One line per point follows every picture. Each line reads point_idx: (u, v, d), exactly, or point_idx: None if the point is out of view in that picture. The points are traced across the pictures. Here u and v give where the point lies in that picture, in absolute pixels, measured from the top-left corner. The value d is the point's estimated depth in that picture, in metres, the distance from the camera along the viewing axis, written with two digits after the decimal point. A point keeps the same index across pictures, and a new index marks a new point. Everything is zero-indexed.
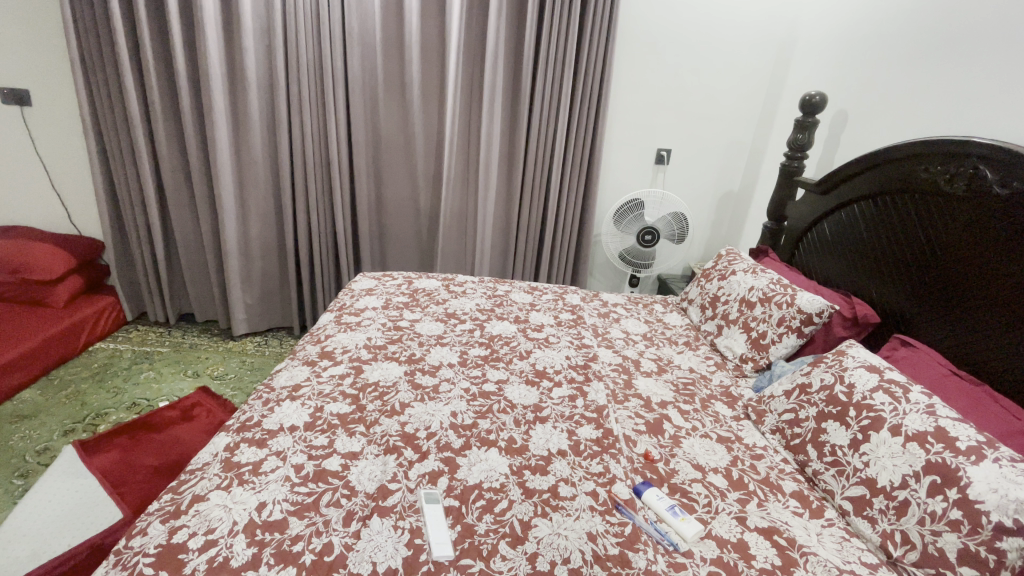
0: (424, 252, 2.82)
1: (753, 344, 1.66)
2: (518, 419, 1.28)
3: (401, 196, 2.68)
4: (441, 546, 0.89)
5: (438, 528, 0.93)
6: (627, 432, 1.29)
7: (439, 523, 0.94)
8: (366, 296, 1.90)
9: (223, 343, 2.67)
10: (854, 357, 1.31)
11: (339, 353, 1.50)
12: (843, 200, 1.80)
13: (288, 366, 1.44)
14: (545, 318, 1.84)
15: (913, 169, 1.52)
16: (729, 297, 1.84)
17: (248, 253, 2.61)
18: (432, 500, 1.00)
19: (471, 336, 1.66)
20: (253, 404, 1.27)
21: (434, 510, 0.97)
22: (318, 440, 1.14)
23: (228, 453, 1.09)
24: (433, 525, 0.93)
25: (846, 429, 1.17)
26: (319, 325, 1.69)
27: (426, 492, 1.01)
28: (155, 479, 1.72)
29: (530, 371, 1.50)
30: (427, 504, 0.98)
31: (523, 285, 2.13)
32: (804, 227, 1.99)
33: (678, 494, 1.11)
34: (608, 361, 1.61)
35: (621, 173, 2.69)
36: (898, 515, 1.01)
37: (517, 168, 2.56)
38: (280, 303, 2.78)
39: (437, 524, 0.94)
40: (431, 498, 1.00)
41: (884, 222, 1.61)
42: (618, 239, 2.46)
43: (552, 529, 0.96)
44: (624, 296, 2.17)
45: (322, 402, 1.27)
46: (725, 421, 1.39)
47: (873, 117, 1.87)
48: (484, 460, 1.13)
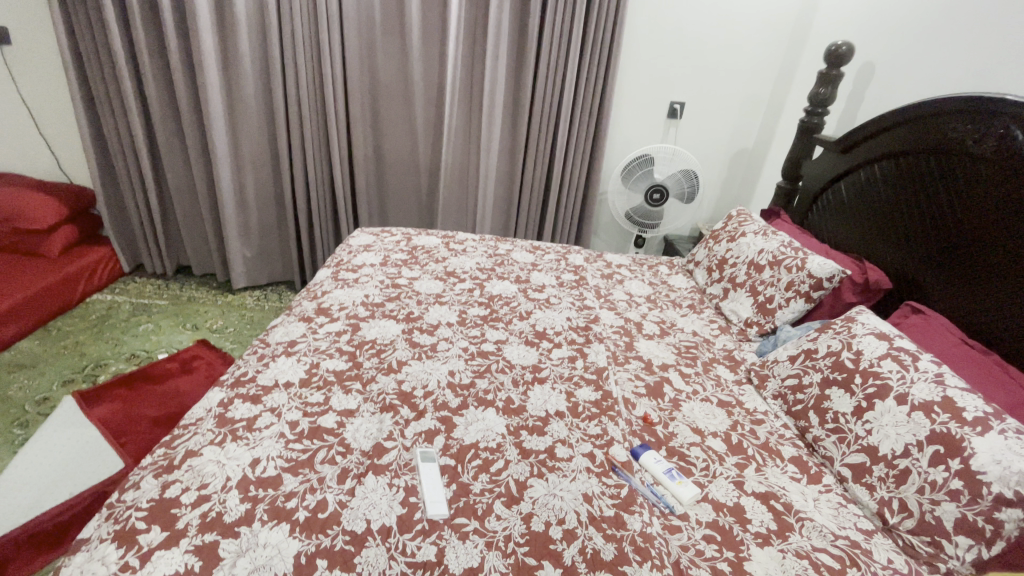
0: (424, 207, 2.75)
1: (760, 308, 1.63)
2: (516, 379, 1.26)
3: (401, 149, 2.58)
4: (436, 504, 0.89)
5: (433, 487, 0.92)
6: (627, 395, 1.28)
7: (434, 482, 0.93)
8: (364, 252, 1.85)
9: (222, 296, 2.65)
10: (864, 323, 1.26)
11: (335, 309, 1.47)
12: (863, 160, 1.71)
13: (283, 323, 1.41)
14: (547, 279, 1.80)
15: (940, 128, 1.43)
16: (737, 259, 1.78)
17: (245, 204, 2.55)
18: (429, 459, 0.99)
19: (470, 295, 1.62)
20: (248, 360, 1.25)
21: (430, 469, 0.96)
22: (313, 397, 1.12)
23: (222, 409, 1.07)
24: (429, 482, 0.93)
25: (851, 397, 1.15)
26: (316, 281, 1.66)
27: (421, 452, 1.00)
28: (156, 428, 1.74)
29: (530, 331, 1.47)
30: (422, 464, 0.97)
31: (526, 244, 2.07)
32: (819, 187, 1.91)
33: (676, 457, 1.10)
34: (610, 323, 1.58)
35: (632, 128, 2.58)
36: (898, 483, 1.00)
37: (522, 121, 2.44)
38: (279, 257, 2.74)
39: (432, 482, 0.93)
40: (427, 457, 0.99)
41: (904, 182, 1.54)
42: (624, 197, 2.39)
43: (548, 490, 0.95)
44: (629, 257, 2.11)
45: (319, 358, 1.26)
46: (726, 384, 1.37)
47: (900, 71, 1.76)
48: (481, 420, 1.12)
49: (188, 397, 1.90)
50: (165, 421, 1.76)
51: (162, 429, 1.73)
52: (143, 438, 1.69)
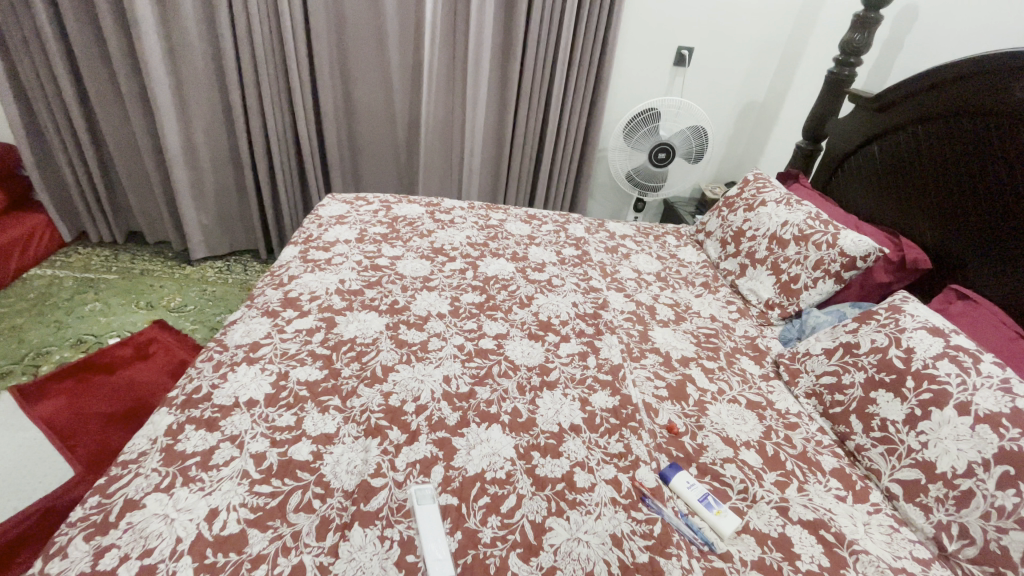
0: (402, 167, 2.47)
1: (783, 289, 1.48)
2: (522, 384, 1.09)
3: (374, 100, 2.26)
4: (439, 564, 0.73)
5: (436, 539, 0.76)
6: (647, 399, 1.12)
7: (434, 532, 0.77)
8: (337, 225, 1.61)
9: (180, 269, 2.38)
10: (913, 316, 1.12)
11: (306, 300, 1.26)
12: (902, 120, 1.52)
13: (244, 319, 1.19)
14: (546, 255, 1.59)
15: (1002, 85, 1.24)
16: (757, 232, 1.61)
17: (197, 164, 2.24)
18: (427, 499, 0.82)
19: (462, 278, 1.42)
20: (202, 370, 1.04)
21: (429, 512, 0.80)
22: (282, 420, 0.94)
23: (171, 440, 0.88)
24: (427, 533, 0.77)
25: (902, 402, 1.01)
26: (282, 263, 1.43)
27: (416, 490, 0.83)
28: (110, 428, 1.53)
29: (533, 322, 1.28)
30: (418, 507, 0.80)
31: (520, 212, 1.85)
32: (847, 149, 1.73)
33: (709, 477, 0.97)
34: (620, 308, 1.41)
35: (634, 77, 2.31)
36: (958, 506, 0.87)
37: (513, 68, 2.15)
38: (241, 223, 2.46)
39: (434, 530, 0.77)
40: (425, 496, 0.82)
41: (952, 148, 1.36)
42: (626, 156, 2.16)
43: (571, 534, 0.81)
44: (633, 226, 1.92)
45: (288, 366, 1.06)
46: (753, 381, 1.23)
47: (952, 15, 1.54)
48: (485, 441, 0.95)
49: (149, 389, 1.67)
50: (121, 419, 1.55)
51: (117, 429, 1.52)
52: (96, 441, 1.48)
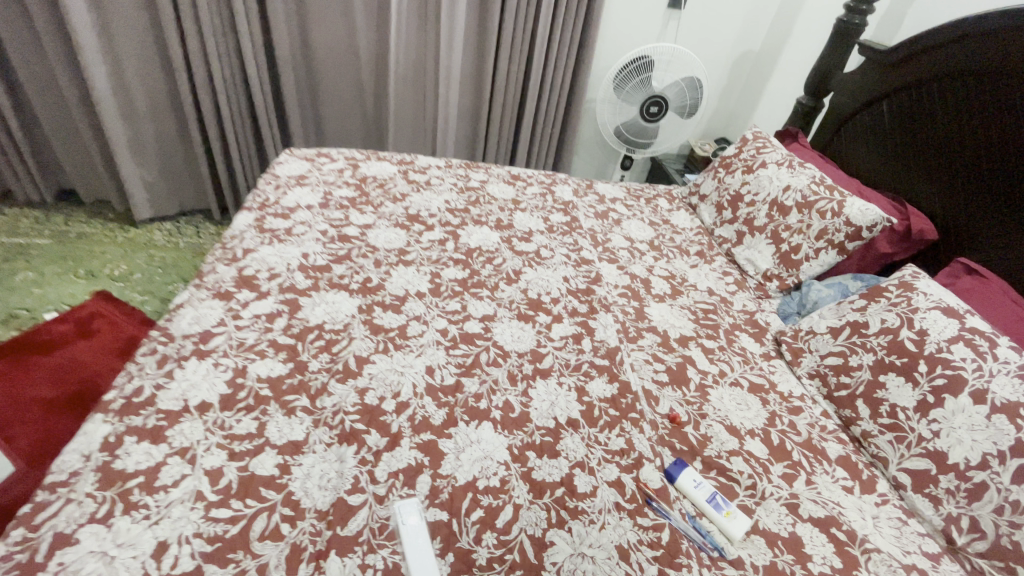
0: (369, 118, 2.24)
1: (782, 259, 1.40)
2: (513, 374, 0.99)
3: (335, 39, 2.00)
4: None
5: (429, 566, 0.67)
6: (647, 385, 1.04)
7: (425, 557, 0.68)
8: (297, 188, 1.43)
9: (123, 232, 2.14)
10: (926, 294, 1.05)
11: (264, 279, 1.10)
12: (916, 76, 1.41)
13: (192, 302, 1.04)
14: (533, 222, 1.46)
15: None
16: (756, 197, 1.51)
17: (132, 112, 1.96)
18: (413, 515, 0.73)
19: (442, 250, 1.28)
20: (144, 366, 0.90)
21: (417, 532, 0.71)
22: (240, 427, 0.81)
23: (108, 456, 0.75)
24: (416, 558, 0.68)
25: (913, 388, 0.96)
26: (234, 233, 1.25)
27: (401, 507, 0.73)
28: (56, 417, 1.28)
29: (523, 300, 1.17)
30: (404, 528, 0.71)
31: (503, 172, 1.69)
32: (854, 106, 1.62)
33: (715, 472, 0.91)
34: (614, 282, 1.30)
35: (626, 19, 2.11)
36: (970, 499, 0.84)
37: (494, 5, 1.91)
38: (190, 179, 2.21)
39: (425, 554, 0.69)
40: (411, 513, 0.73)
41: (969, 108, 1.26)
42: (615, 109, 2.00)
43: (574, 550, 0.74)
44: (623, 188, 1.79)
45: (246, 360, 0.92)
46: (754, 360, 1.17)
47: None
48: (475, 443, 0.86)
49: (98, 370, 1.42)
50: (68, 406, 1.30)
51: (65, 418, 1.27)
52: (39, 433, 1.22)
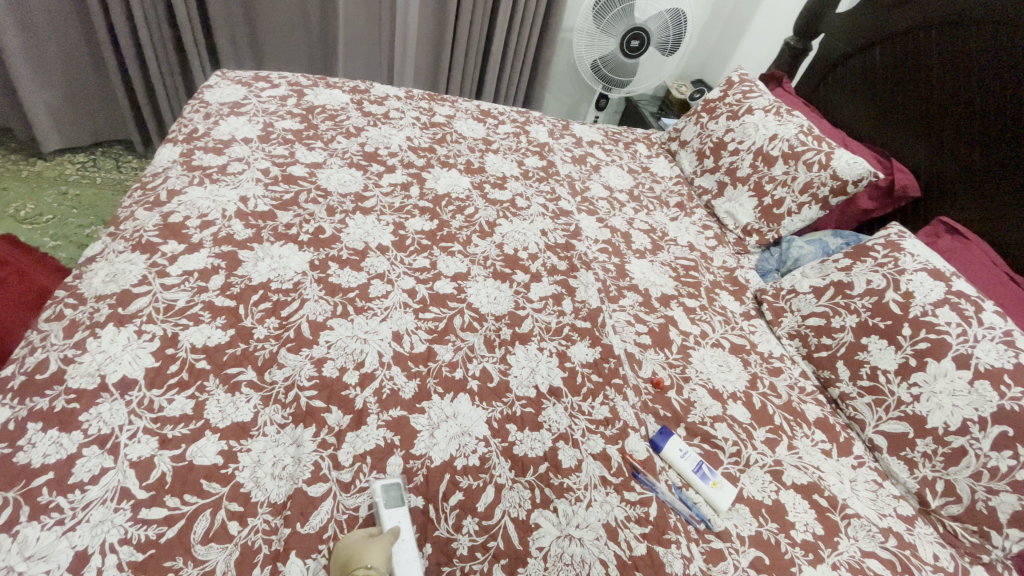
0: (315, 39, 1.96)
1: (764, 213, 1.34)
2: (490, 339, 0.90)
3: None
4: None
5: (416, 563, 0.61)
6: (630, 348, 0.99)
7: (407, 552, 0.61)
8: (231, 117, 1.22)
9: (28, 164, 1.83)
10: (913, 255, 1.02)
11: (194, 227, 0.94)
12: (915, 21, 1.32)
13: (106, 255, 0.87)
14: (506, 166, 1.32)
15: None
16: (740, 145, 1.43)
17: (23, 17, 1.60)
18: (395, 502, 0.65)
19: (406, 197, 1.13)
20: (47, 334, 0.75)
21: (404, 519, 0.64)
22: (172, 408, 0.69)
23: (6, 448, 0.62)
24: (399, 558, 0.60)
25: (896, 351, 0.95)
26: (155, 170, 1.05)
27: (384, 489, 0.66)
28: None
29: (498, 256, 1.06)
30: (385, 515, 0.63)
31: (471, 108, 1.52)
32: (845, 50, 1.53)
33: (699, 439, 0.88)
34: (594, 236, 1.21)
35: None
36: (947, 463, 0.85)
37: None
38: (105, 105, 1.89)
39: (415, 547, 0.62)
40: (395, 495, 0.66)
41: (966, 58, 1.20)
42: (593, 41, 1.83)
43: (561, 532, 0.69)
44: (600, 130, 1.66)
45: (177, 327, 0.78)
46: (735, 320, 1.13)
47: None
48: (452, 418, 0.77)
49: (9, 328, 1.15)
50: None
51: None
52: None
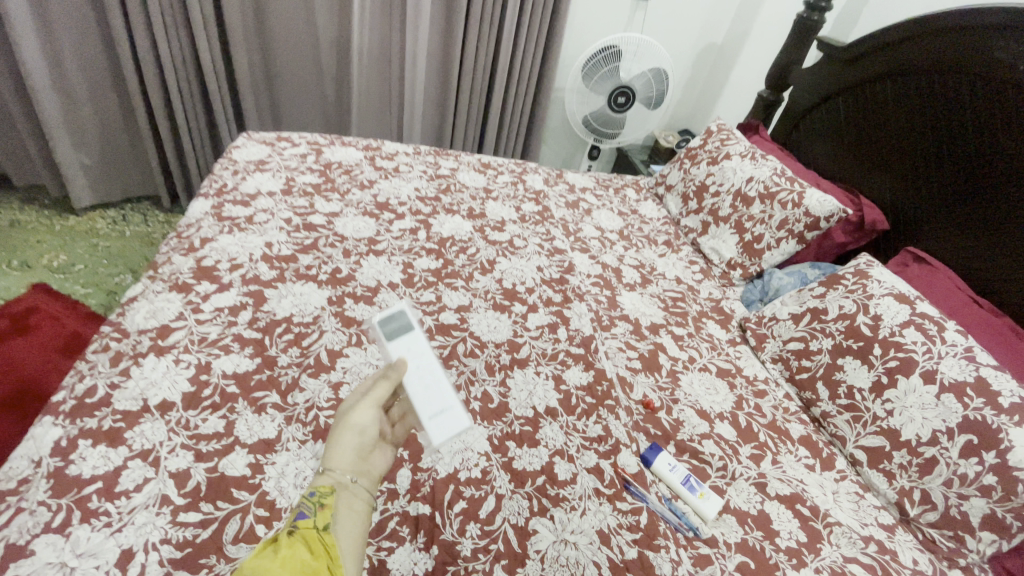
0: (331, 103, 2.15)
1: (745, 248, 1.44)
2: (491, 364, 0.98)
3: (291, 17, 1.89)
4: (447, 416, 0.68)
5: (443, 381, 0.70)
6: (621, 372, 1.06)
7: (423, 376, 0.69)
8: (257, 173, 1.36)
9: (62, 220, 1.97)
10: (880, 281, 1.11)
11: (224, 270, 1.05)
12: (872, 74, 1.47)
13: (146, 295, 0.97)
14: (505, 211, 1.45)
15: (990, 42, 1.18)
16: (720, 188, 1.55)
17: (68, 88, 1.80)
18: (398, 331, 0.71)
19: (414, 240, 1.25)
20: (95, 364, 0.84)
21: (409, 347, 0.71)
22: (206, 426, 0.77)
23: (60, 462, 0.70)
24: (417, 387, 0.68)
25: (869, 370, 1.02)
26: (190, 221, 1.18)
27: (383, 323, 0.71)
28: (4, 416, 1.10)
29: (497, 290, 1.16)
30: (390, 346, 0.70)
31: (473, 160, 1.67)
32: (812, 101, 1.69)
33: (687, 454, 0.94)
34: (587, 272, 1.31)
35: (593, 9, 2.11)
36: (921, 473, 0.91)
37: None
38: (135, 165, 2.06)
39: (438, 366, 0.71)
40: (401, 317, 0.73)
41: (918, 105, 1.33)
42: (584, 99, 2.01)
43: (557, 536, 0.75)
44: (592, 178, 1.80)
45: (210, 356, 0.88)
46: (721, 346, 1.21)
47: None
48: (456, 435, 0.85)
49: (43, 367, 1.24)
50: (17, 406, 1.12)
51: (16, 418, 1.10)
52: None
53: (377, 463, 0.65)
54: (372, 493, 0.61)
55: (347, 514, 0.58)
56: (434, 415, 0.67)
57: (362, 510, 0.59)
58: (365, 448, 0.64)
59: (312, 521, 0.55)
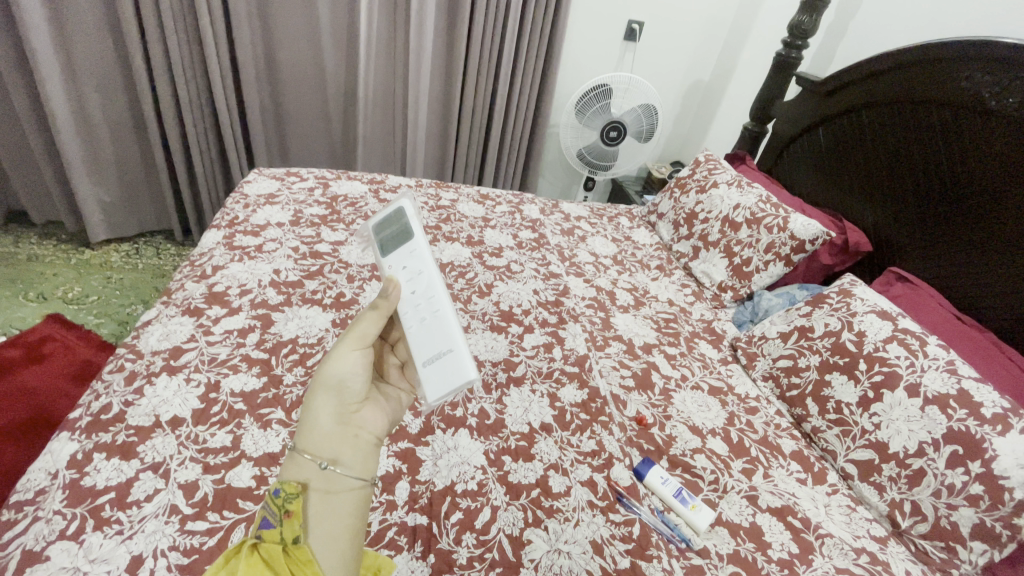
0: (338, 141, 2.26)
1: (735, 271, 1.49)
2: (488, 382, 1.02)
3: (301, 62, 2.02)
4: (449, 358, 0.62)
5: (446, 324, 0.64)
6: (615, 390, 1.09)
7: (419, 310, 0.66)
8: (267, 206, 1.43)
9: (77, 254, 2.05)
10: (863, 299, 1.15)
11: (234, 295, 1.10)
12: (848, 105, 1.56)
13: (160, 319, 1.03)
14: (503, 238, 1.51)
15: (954, 73, 1.26)
16: (709, 214, 1.61)
17: (92, 131, 1.91)
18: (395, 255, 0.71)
19: None
20: (111, 383, 0.88)
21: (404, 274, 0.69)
22: (214, 441, 0.81)
23: (76, 473, 0.73)
24: (415, 325, 0.66)
25: (855, 385, 1.05)
26: (202, 250, 1.24)
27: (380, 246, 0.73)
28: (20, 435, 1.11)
29: (495, 312, 1.21)
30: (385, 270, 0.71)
31: (472, 192, 1.74)
32: (795, 132, 1.77)
33: (680, 469, 0.96)
34: (581, 295, 1.36)
35: (585, 50, 2.24)
36: (910, 484, 0.93)
37: (460, 34, 2.01)
38: (151, 201, 2.16)
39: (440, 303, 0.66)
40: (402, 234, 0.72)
41: (893, 133, 1.40)
42: (577, 133, 2.11)
43: (550, 546, 0.77)
44: (587, 207, 1.87)
45: (219, 375, 0.92)
46: (713, 365, 1.24)
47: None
48: (453, 449, 0.88)
49: (59, 391, 1.27)
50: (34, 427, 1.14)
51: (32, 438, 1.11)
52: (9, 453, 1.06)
53: (365, 422, 0.60)
54: (352, 472, 0.55)
55: (319, 514, 0.53)
56: (429, 362, 0.63)
57: (337, 500, 0.54)
58: (347, 406, 0.59)
59: (278, 532, 0.52)
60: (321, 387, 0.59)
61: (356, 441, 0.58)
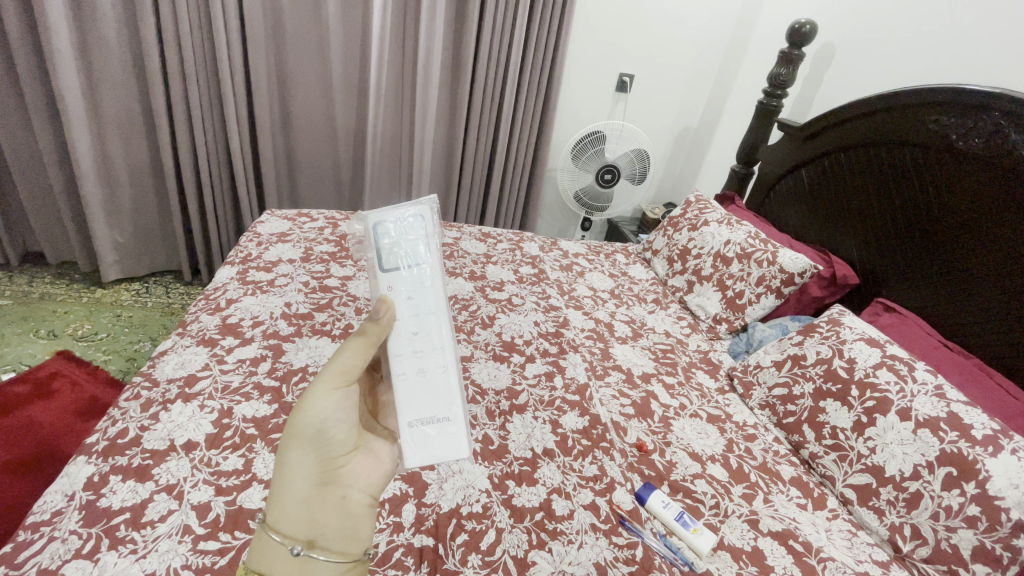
0: (346, 185, 2.37)
1: (729, 304, 1.54)
2: (491, 410, 1.05)
3: (314, 112, 2.15)
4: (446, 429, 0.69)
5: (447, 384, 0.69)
6: (615, 417, 1.12)
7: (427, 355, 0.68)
8: (278, 244, 1.50)
9: (88, 292, 2.10)
10: (851, 328, 1.20)
11: (247, 326, 1.15)
12: (827, 147, 1.66)
13: (176, 349, 1.06)
14: (504, 273, 1.57)
15: (921, 117, 1.36)
16: (701, 250, 1.68)
17: (112, 176, 2.01)
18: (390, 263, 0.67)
19: None
20: (127, 408, 0.91)
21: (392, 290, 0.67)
22: (227, 464, 0.84)
23: (92, 495, 0.75)
24: (413, 377, 0.68)
25: (848, 411, 1.08)
26: (216, 285, 1.29)
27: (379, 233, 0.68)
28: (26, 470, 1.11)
29: (497, 343, 1.25)
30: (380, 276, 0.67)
31: (474, 230, 1.82)
32: (780, 172, 1.87)
33: (681, 494, 0.97)
34: (580, 326, 1.41)
35: (580, 100, 2.39)
36: (909, 507, 0.94)
37: (463, 87, 2.16)
38: (163, 243, 2.23)
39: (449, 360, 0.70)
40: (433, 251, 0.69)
41: (871, 172, 1.49)
42: (573, 176, 2.21)
43: (554, 567, 0.78)
44: (584, 245, 1.94)
45: (232, 402, 0.95)
46: (711, 394, 1.27)
47: (876, 48, 1.69)
48: (458, 474, 0.90)
49: (65, 425, 1.28)
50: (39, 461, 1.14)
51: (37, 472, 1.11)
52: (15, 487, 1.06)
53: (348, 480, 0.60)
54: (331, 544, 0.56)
55: None
56: (427, 423, 0.68)
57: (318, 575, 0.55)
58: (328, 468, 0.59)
59: None
60: (299, 443, 0.57)
61: (340, 505, 0.58)
